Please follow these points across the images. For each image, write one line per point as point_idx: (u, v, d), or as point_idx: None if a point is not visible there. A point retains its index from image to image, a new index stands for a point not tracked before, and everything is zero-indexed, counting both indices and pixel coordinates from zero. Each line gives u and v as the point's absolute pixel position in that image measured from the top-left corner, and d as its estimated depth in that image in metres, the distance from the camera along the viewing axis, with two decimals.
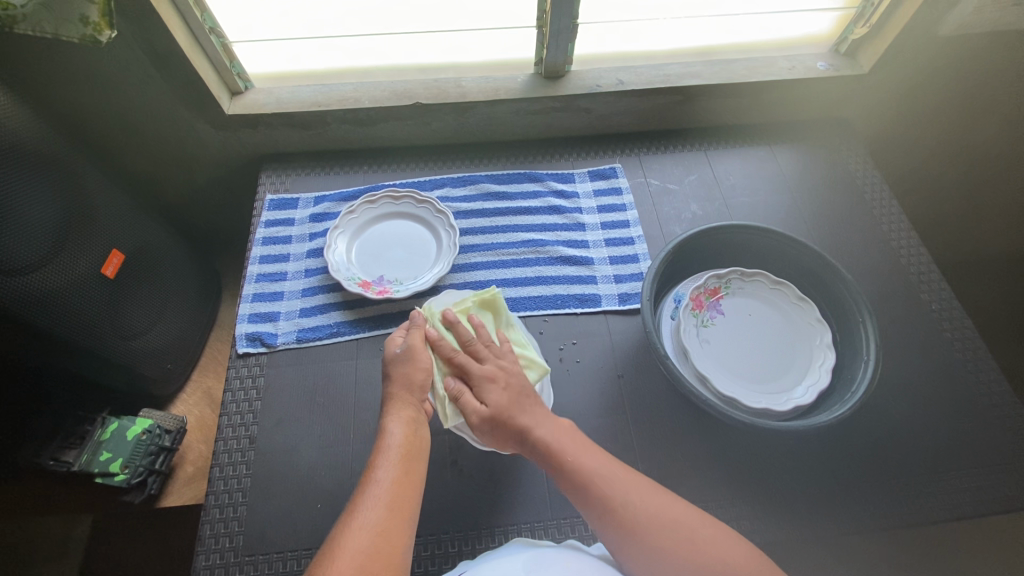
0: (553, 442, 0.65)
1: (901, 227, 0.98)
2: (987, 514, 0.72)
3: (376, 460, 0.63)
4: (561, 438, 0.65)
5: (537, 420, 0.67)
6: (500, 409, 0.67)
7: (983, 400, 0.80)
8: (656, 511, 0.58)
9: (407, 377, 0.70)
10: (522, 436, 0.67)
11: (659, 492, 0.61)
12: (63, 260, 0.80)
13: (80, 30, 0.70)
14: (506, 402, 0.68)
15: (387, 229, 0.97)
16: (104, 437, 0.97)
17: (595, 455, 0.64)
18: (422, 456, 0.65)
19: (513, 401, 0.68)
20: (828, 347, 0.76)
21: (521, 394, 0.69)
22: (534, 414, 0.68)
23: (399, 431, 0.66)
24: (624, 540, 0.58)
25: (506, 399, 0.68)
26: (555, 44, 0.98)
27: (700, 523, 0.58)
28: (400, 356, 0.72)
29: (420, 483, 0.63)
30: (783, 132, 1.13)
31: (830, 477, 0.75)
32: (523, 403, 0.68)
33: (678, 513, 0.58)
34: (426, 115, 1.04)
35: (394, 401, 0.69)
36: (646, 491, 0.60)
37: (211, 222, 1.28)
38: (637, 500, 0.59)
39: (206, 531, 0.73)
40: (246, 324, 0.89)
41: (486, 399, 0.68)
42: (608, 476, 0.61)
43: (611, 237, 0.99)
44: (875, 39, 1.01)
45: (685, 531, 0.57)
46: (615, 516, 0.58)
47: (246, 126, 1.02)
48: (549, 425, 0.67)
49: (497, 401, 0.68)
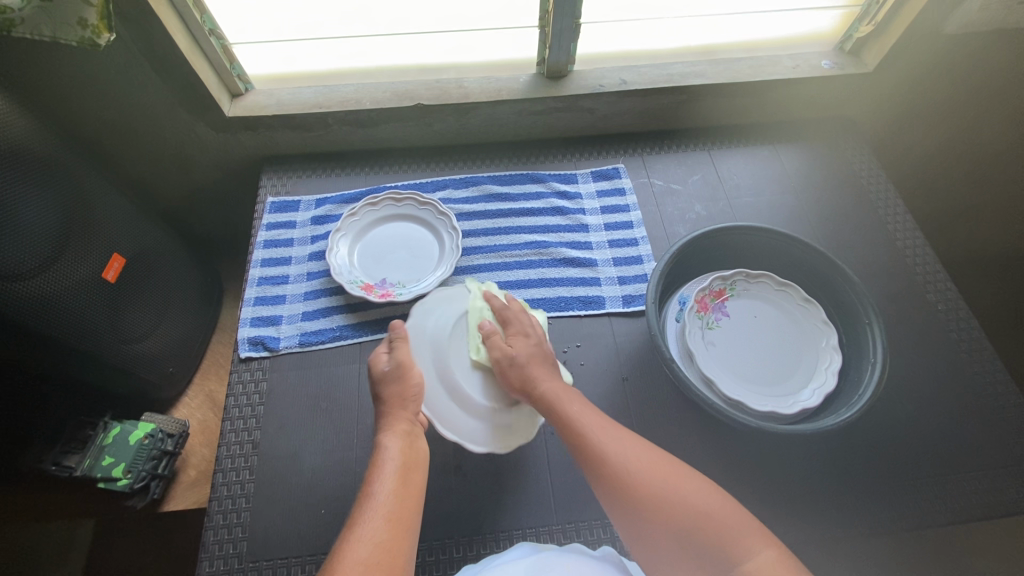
0: (558, 394, 0.67)
1: (907, 227, 0.97)
2: (995, 516, 0.72)
3: (371, 475, 0.62)
4: (564, 393, 0.67)
5: (550, 376, 0.70)
6: (523, 356, 0.71)
7: (990, 402, 0.80)
8: (641, 465, 0.58)
9: (400, 395, 0.69)
10: (530, 385, 0.69)
11: (647, 447, 0.60)
12: (64, 265, 0.79)
13: (78, 34, 0.70)
14: (528, 354, 0.72)
15: (389, 231, 0.97)
16: (105, 442, 0.96)
17: (592, 412, 0.65)
18: (420, 467, 0.65)
19: (535, 356, 0.72)
20: (834, 349, 0.75)
21: (543, 355, 0.73)
22: (549, 371, 0.71)
23: (394, 445, 0.65)
24: (611, 493, 0.58)
25: (530, 352, 0.72)
26: (558, 44, 0.97)
27: (682, 476, 0.57)
28: (389, 375, 0.71)
29: (418, 494, 0.62)
30: (786, 132, 1.12)
31: (836, 480, 0.74)
32: (546, 362, 0.72)
33: (676, 474, 0.57)
34: (427, 116, 1.03)
35: (388, 416, 0.68)
36: (633, 446, 0.60)
37: (211, 224, 1.27)
38: (622, 453, 0.59)
39: (209, 538, 0.73)
40: (248, 328, 0.88)
41: (513, 346, 0.73)
42: (597, 430, 0.62)
43: (615, 238, 0.98)
44: (879, 38, 1.01)
45: (668, 486, 0.56)
46: (610, 471, 0.58)
47: (245, 128, 1.02)
48: (558, 382, 0.69)
49: (522, 350, 0.72)
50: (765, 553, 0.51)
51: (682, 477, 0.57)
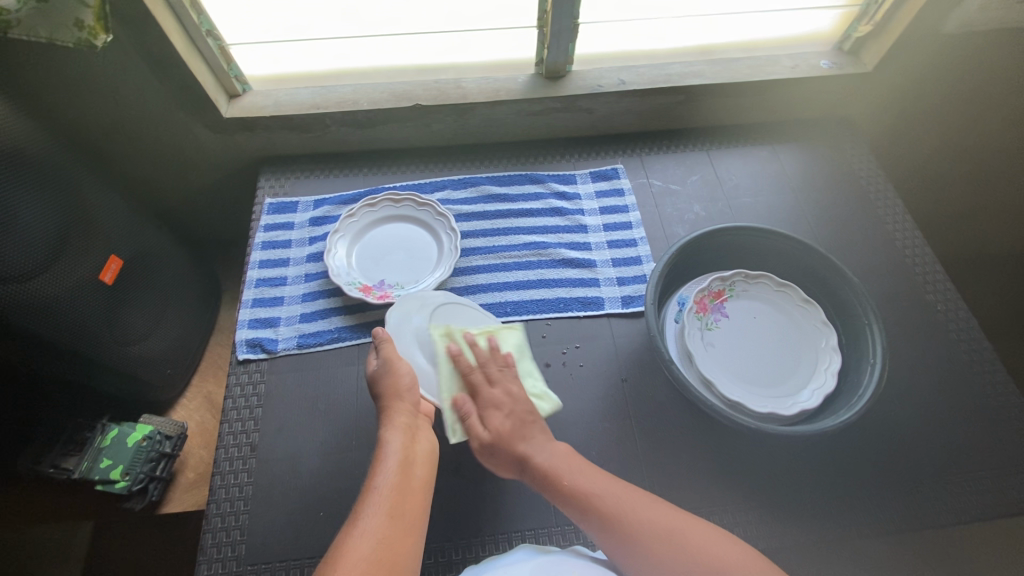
0: (552, 465, 0.65)
1: (906, 227, 0.97)
2: (995, 516, 0.72)
3: (374, 469, 0.62)
4: (559, 461, 0.65)
5: (536, 447, 0.67)
6: (502, 438, 0.68)
7: (989, 402, 0.80)
8: (657, 524, 0.58)
9: (393, 387, 0.69)
10: (522, 466, 0.66)
11: (658, 503, 0.61)
12: (60, 267, 0.79)
13: (75, 35, 0.69)
14: (506, 430, 0.68)
15: (388, 233, 0.97)
16: (103, 444, 0.96)
17: (589, 471, 0.65)
18: (423, 462, 0.64)
19: (515, 429, 0.68)
20: (834, 350, 0.75)
21: (522, 421, 0.69)
22: (534, 441, 0.68)
23: (397, 438, 0.65)
24: (634, 559, 0.57)
25: (508, 426, 0.69)
26: (556, 44, 0.97)
27: (698, 528, 0.58)
28: (379, 371, 0.70)
29: (422, 490, 0.62)
30: (785, 132, 1.12)
31: (836, 481, 0.74)
32: (528, 428, 0.69)
33: (684, 520, 0.58)
34: (425, 116, 1.03)
35: (387, 409, 0.68)
36: (645, 503, 0.60)
37: (209, 225, 1.27)
38: (637, 515, 0.59)
39: (208, 540, 0.72)
40: (246, 330, 0.88)
41: (489, 426, 0.69)
42: (607, 491, 0.62)
43: (614, 239, 0.98)
44: (878, 37, 1.01)
45: (681, 536, 0.57)
46: (620, 526, 0.58)
47: (242, 129, 1.01)
48: (546, 451, 0.66)
49: (500, 427, 0.68)
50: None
51: (699, 530, 0.58)
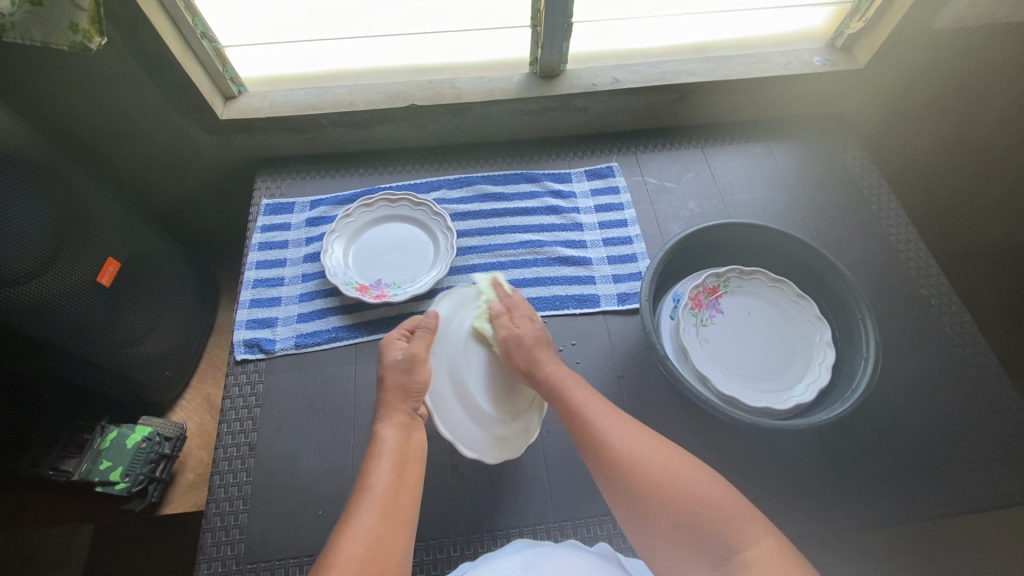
0: (564, 378, 0.69)
1: (900, 221, 0.98)
2: (989, 508, 0.72)
3: (368, 464, 0.63)
4: (571, 378, 0.70)
5: (556, 360, 0.72)
6: (528, 339, 0.73)
7: (983, 396, 0.80)
8: (650, 454, 0.59)
9: (405, 386, 0.69)
10: (533, 366, 0.71)
11: (655, 439, 0.61)
12: (58, 271, 0.79)
13: (69, 38, 0.70)
14: (533, 336, 0.74)
15: (385, 233, 0.97)
16: (103, 445, 0.97)
17: (597, 402, 0.67)
18: (416, 460, 0.65)
19: (540, 341, 0.74)
20: (828, 345, 0.75)
21: (547, 340, 0.75)
22: (554, 356, 0.73)
23: (391, 437, 0.65)
24: (625, 496, 0.59)
25: (535, 336, 0.74)
26: (550, 44, 0.97)
27: (692, 466, 0.58)
28: (399, 364, 0.71)
29: (414, 487, 0.63)
30: (780, 128, 1.12)
31: (830, 474, 0.75)
32: (551, 348, 0.74)
33: (680, 463, 0.58)
34: (421, 116, 1.03)
35: (385, 407, 0.69)
36: (639, 436, 0.61)
37: (207, 228, 1.27)
38: (632, 444, 0.61)
39: (207, 540, 0.73)
40: (244, 330, 0.89)
41: (519, 330, 0.75)
42: (605, 423, 0.63)
43: (609, 237, 0.99)
44: (871, 33, 1.02)
45: (673, 475, 0.57)
46: (613, 459, 0.60)
47: (239, 131, 1.02)
48: (563, 366, 0.72)
49: (530, 333, 0.74)
50: (765, 539, 0.52)
51: (690, 469, 0.58)
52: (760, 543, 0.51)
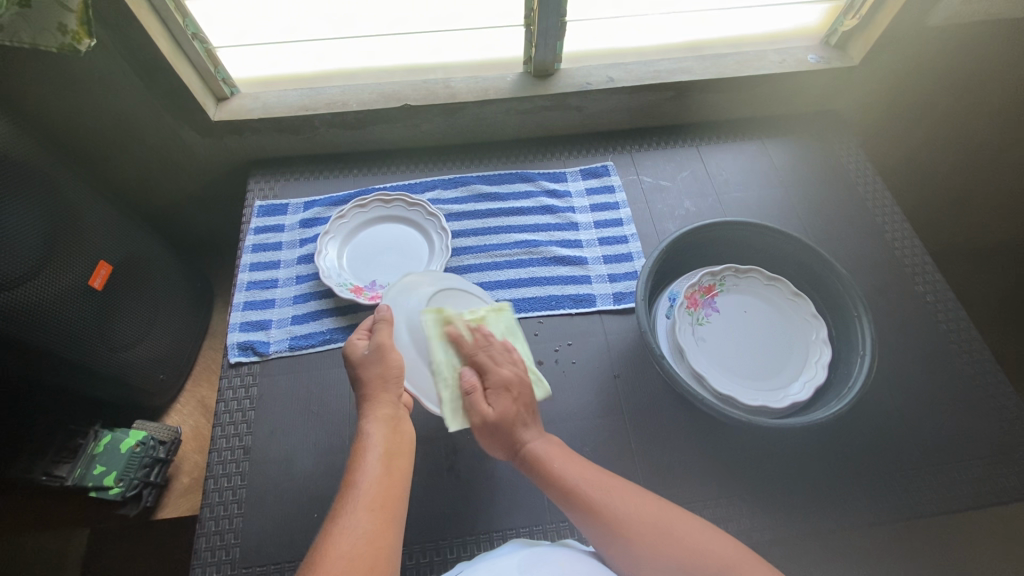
0: (541, 451, 0.66)
1: (895, 219, 0.98)
2: (986, 504, 0.72)
3: (355, 460, 0.62)
4: (549, 448, 0.66)
5: (534, 435, 0.67)
6: (507, 421, 0.66)
7: (978, 391, 0.80)
8: (643, 510, 0.59)
9: (383, 376, 0.68)
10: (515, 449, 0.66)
11: (643, 495, 0.61)
12: (49, 274, 0.79)
13: (58, 40, 0.69)
14: (511, 413, 0.66)
15: (378, 234, 0.96)
16: (96, 450, 0.96)
17: (578, 464, 0.65)
18: (403, 453, 0.65)
19: (518, 414, 0.67)
20: (824, 343, 0.75)
21: (525, 408, 0.68)
22: (533, 429, 0.67)
23: (376, 430, 0.65)
24: (625, 558, 0.57)
25: (513, 410, 0.67)
26: (544, 43, 0.97)
27: (686, 519, 0.58)
28: (369, 357, 0.69)
29: (402, 482, 0.62)
30: (775, 126, 1.12)
31: (828, 472, 0.75)
32: (528, 416, 0.68)
33: (677, 518, 0.58)
34: (415, 117, 1.03)
35: (370, 401, 0.67)
36: (628, 495, 0.61)
37: (201, 229, 1.26)
38: (627, 509, 0.59)
39: (202, 544, 0.72)
40: (237, 333, 0.88)
41: (494, 407, 0.67)
42: (591, 486, 0.62)
43: (605, 236, 0.99)
44: (865, 31, 1.01)
45: (671, 531, 0.57)
46: (605, 520, 0.59)
47: (232, 132, 1.01)
48: (543, 440, 0.67)
49: (505, 410, 0.67)
50: None
51: (686, 520, 0.58)
52: None
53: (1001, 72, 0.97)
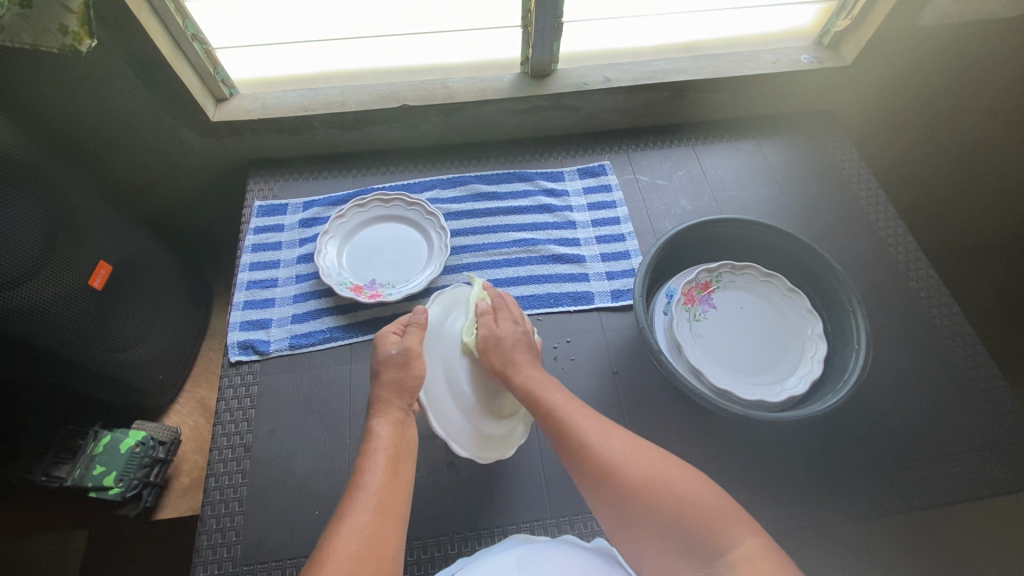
0: (537, 385, 0.68)
1: (888, 216, 0.99)
2: (981, 495, 0.73)
3: (364, 460, 0.63)
4: (545, 384, 0.69)
5: (530, 364, 0.71)
6: (507, 340, 0.73)
7: (972, 385, 0.81)
8: (632, 455, 0.59)
9: (399, 382, 0.70)
10: (508, 368, 0.71)
11: (635, 440, 0.62)
12: (49, 274, 0.79)
13: (59, 40, 0.69)
14: (514, 337, 0.74)
15: (378, 234, 0.97)
16: (95, 451, 0.96)
17: (574, 404, 0.66)
18: (409, 457, 0.66)
19: (520, 343, 0.73)
20: (819, 338, 0.76)
21: (528, 344, 0.74)
22: (530, 360, 0.72)
23: (386, 432, 0.66)
24: (609, 501, 0.58)
25: (517, 338, 0.74)
26: (540, 43, 0.98)
27: (681, 471, 0.57)
28: (395, 359, 0.72)
29: (407, 485, 0.63)
30: (770, 125, 1.14)
31: (825, 466, 0.75)
32: (529, 350, 0.73)
33: (670, 467, 0.58)
34: (413, 117, 1.04)
35: (381, 402, 0.69)
36: (620, 438, 0.61)
37: (199, 230, 1.27)
38: (615, 450, 0.60)
39: (203, 542, 0.73)
40: (238, 332, 0.88)
41: (501, 329, 0.75)
42: (582, 424, 0.63)
43: (602, 234, 0.99)
44: (856, 32, 1.02)
45: (659, 477, 0.57)
46: (592, 460, 0.60)
47: (231, 133, 1.02)
48: (541, 373, 0.71)
49: (510, 333, 0.74)
50: (750, 538, 0.52)
51: (678, 468, 0.58)
52: (745, 541, 0.51)
53: (992, 72, 0.98)
